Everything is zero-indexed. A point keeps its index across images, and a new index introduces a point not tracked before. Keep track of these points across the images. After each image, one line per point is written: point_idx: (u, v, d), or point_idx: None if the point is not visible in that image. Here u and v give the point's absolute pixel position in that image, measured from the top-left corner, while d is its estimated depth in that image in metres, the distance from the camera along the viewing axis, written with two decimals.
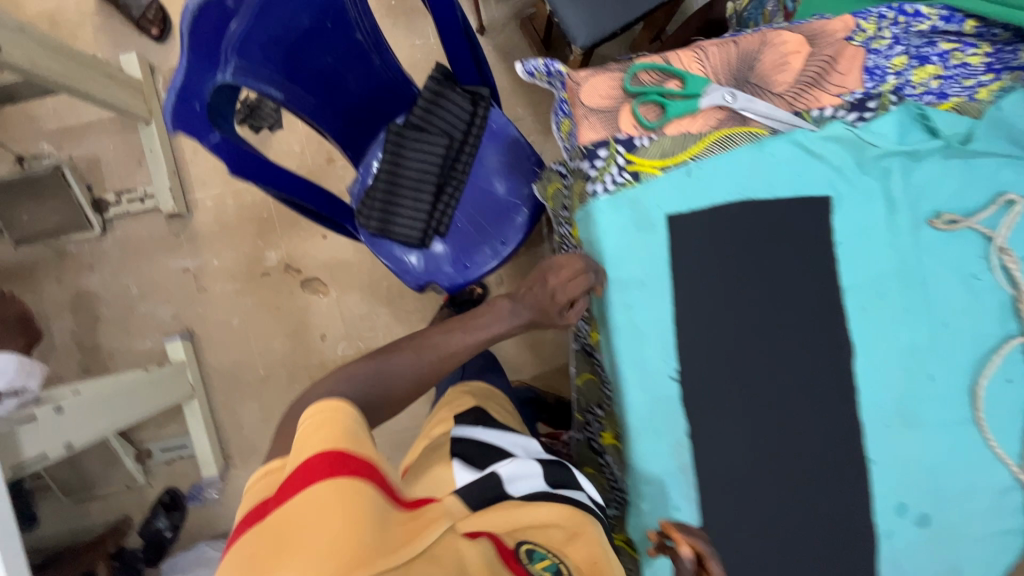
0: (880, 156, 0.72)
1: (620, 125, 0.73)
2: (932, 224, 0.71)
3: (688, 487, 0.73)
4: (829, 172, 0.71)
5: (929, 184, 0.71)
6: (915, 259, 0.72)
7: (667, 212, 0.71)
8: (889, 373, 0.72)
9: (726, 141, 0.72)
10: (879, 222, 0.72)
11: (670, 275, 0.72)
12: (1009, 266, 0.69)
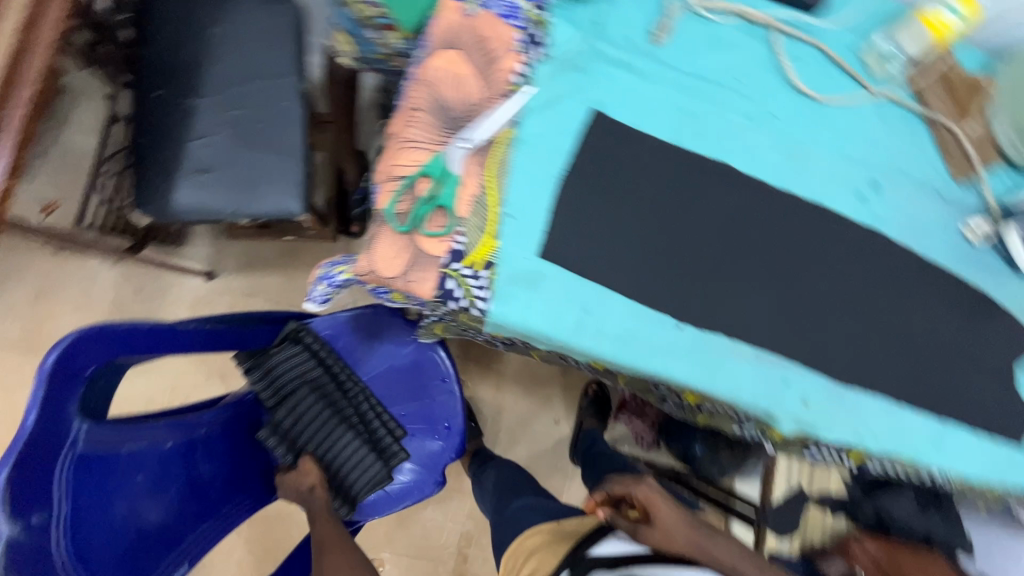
0: (583, 50, 0.74)
1: (436, 255, 0.67)
2: (657, 44, 0.77)
3: (773, 367, 0.77)
4: (575, 99, 0.73)
5: (625, 28, 0.76)
6: (682, 69, 0.78)
7: (539, 251, 0.70)
8: (755, 143, 0.80)
9: (502, 169, 0.70)
10: (638, 82, 0.76)
11: (592, 279, 0.72)
12: (723, 11, 0.80)
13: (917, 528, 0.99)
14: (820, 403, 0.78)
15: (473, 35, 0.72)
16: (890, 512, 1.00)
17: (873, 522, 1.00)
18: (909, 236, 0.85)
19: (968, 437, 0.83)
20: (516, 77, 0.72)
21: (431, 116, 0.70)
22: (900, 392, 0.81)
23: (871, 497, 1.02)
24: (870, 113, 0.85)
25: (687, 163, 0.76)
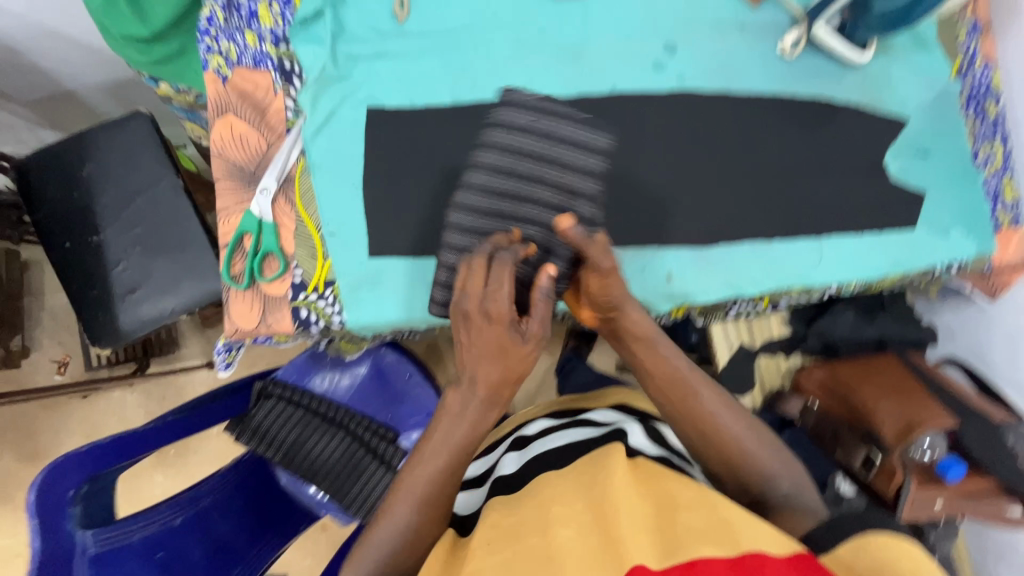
0: (334, 60, 0.78)
1: (281, 294, 0.76)
2: (402, 21, 0.80)
3: (627, 261, 0.81)
4: (347, 106, 0.79)
5: (365, 21, 0.80)
6: (429, 32, 0.81)
7: (368, 253, 0.77)
8: (533, 66, 0.82)
9: (308, 197, 0.77)
10: (398, 64, 0.80)
11: (424, 257, 0.78)
12: None
13: (864, 339, 0.99)
14: (687, 274, 0.82)
15: (235, 94, 0.78)
16: (833, 334, 1.00)
17: (819, 348, 1.02)
18: (726, 78, 0.84)
19: (845, 241, 0.84)
20: (288, 113, 0.78)
21: (231, 180, 0.77)
22: (763, 230, 0.83)
23: (811, 326, 1.01)
24: None
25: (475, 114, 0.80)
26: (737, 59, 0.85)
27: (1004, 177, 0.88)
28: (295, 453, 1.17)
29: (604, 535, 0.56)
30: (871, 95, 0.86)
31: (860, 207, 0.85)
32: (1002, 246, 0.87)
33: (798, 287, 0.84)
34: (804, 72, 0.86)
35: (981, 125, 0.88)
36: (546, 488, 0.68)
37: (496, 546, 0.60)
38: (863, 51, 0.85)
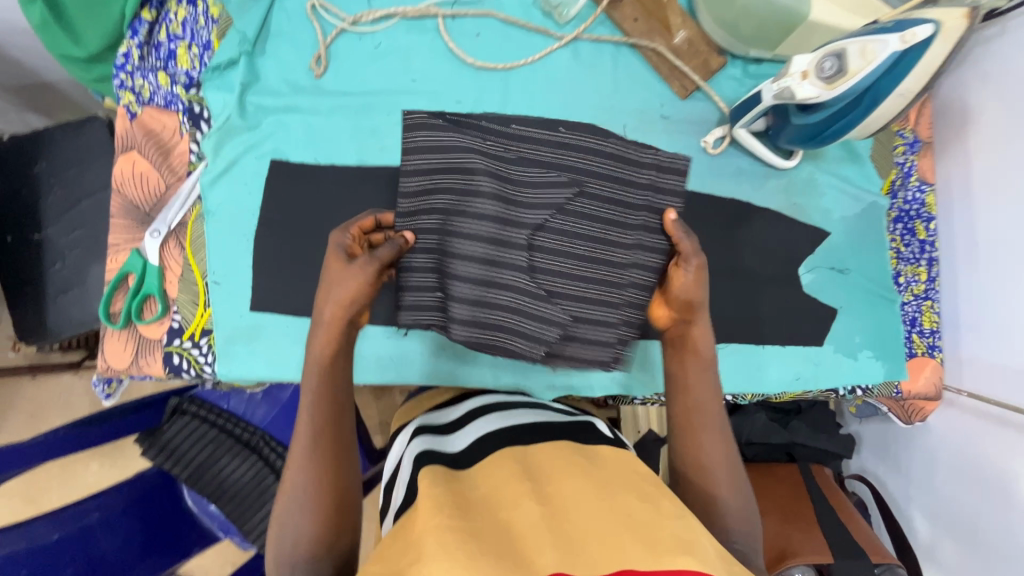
0: (242, 110, 0.78)
1: (157, 337, 0.76)
2: (319, 77, 0.80)
3: None
4: (251, 156, 0.79)
5: (281, 73, 0.80)
6: (345, 91, 0.81)
7: (248, 307, 0.77)
8: None
9: (198, 244, 0.77)
10: (307, 119, 0.79)
11: (307, 318, 0.77)
12: (369, 24, 0.81)
13: (773, 443, 0.96)
14: (572, 365, 0.80)
15: (141, 132, 0.78)
16: (740, 435, 0.96)
17: None
18: None
19: (744, 350, 0.81)
20: (191, 156, 0.79)
21: (125, 218, 0.77)
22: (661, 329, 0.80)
23: None
24: (566, 60, 0.83)
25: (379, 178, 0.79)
26: (658, 151, 0.83)
27: (923, 304, 0.85)
28: (203, 472, 1.15)
29: (582, 526, 0.48)
30: (793, 202, 0.83)
31: (766, 315, 0.82)
32: (913, 376, 0.83)
33: None
34: (728, 170, 0.83)
35: (906, 246, 0.85)
36: (517, 471, 0.58)
37: (462, 513, 0.51)
38: (788, 159, 0.82)
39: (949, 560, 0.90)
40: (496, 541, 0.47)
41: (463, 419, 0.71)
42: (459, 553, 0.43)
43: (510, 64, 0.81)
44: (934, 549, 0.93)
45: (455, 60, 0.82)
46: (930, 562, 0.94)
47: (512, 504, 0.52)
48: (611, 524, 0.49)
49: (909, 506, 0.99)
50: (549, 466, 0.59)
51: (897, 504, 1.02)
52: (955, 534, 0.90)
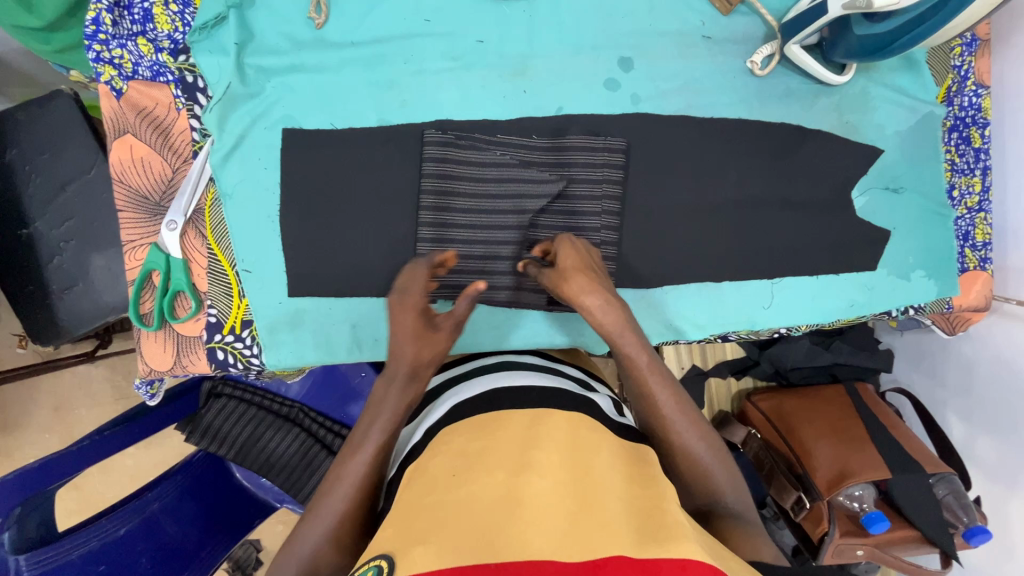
0: (242, 75, 0.70)
1: (195, 335, 0.72)
2: (320, 27, 0.71)
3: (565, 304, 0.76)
4: (260, 128, 0.71)
5: (275, 25, 0.70)
6: (352, 42, 0.72)
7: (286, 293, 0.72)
8: (467, 86, 0.73)
9: (220, 231, 0.72)
10: (316, 79, 0.71)
11: (351, 298, 0.73)
12: None
13: (816, 367, 0.96)
14: None
15: (133, 111, 0.70)
16: (785, 362, 0.96)
17: (770, 374, 1.00)
18: (687, 99, 0.76)
19: (799, 283, 0.79)
20: (194, 135, 0.71)
21: (135, 211, 0.71)
22: (714, 271, 0.78)
23: (764, 352, 0.98)
24: None
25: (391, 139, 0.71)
26: (699, 77, 0.76)
27: (977, 216, 0.82)
28: (248, 449, 1.14)
29: (588, 503, 0.46)
30: (845, 121, 0.78)
31: (822, 244, 0.79)
32: (964, 290, 0.83)
33: (744, 330, 0.79)
34: (777, 91, 0.77)
35: (960, 157, 0.82)
36: (524, 429, 0.55)
37: (453, 484, 0.48)
38: (842, 73, 0.75)
39: (989, 459, 0.95)
40: (495, 512, 0.44)
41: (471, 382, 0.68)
42: (443, 543, 0.41)
43: None
44: (973, 449, 0.98)
45: None
46: (968, 461, 0.99)
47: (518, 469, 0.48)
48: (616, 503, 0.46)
49: (947, 412, 1.03)
50: (555, 423, 0.56)
51: (933, 411, 1.06)
52: (996, 435, 0.94)
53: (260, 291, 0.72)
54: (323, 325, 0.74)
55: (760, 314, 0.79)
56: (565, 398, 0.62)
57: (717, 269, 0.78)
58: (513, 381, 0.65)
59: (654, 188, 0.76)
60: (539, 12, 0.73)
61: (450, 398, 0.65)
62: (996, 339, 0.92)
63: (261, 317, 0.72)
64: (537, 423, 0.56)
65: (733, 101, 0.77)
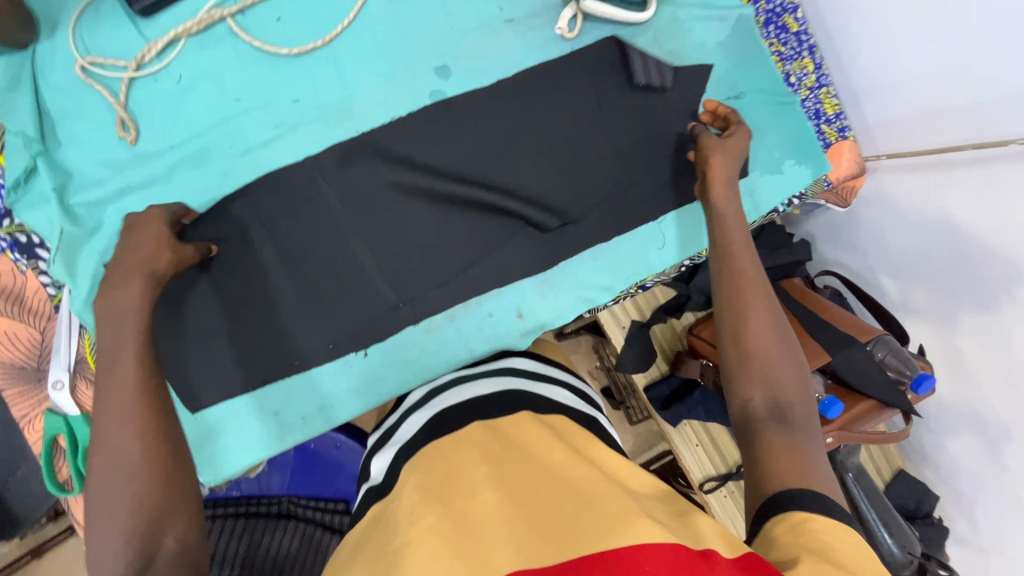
0: (72, 217, 0.68)
1: None
2: (135, 143, 0.70)
3: (474, 309, 0.77)
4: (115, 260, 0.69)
5: (91, 157, 0.69)
6: (175, 145, 0.71)
7: (190, 411, 0.71)
8: (301, 144, 0.73)
9: None
10: (151, 194, 0.70)
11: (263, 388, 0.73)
12: (157, 62, 0.70)
13: None
14: (535, 305, 0.79)
15: None
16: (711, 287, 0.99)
17: (705, 302, 1.01)
18: (517, 84, 0.77)
19: (682, 215, 0.82)
20: (49, 290, 0.69)
21: (19, 384, 0.70)
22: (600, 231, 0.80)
23: (691, 285, 0.99)
24: (388, 8, 0.75)
25: (382, 198, 0.73)
26: (517, 58, 0.77)
27: (821, 93, 0.86)
28: (251, 560, 1.09)
29: (546, 509, 0.49)
30: (668, 51, 0.81)
31: (689, 168, 0.81)
32: (835, 162, 0.86)
33: (651, 274, 0.82)
34: (592, 45, 0.79)
35: (786, 46, 0.85)
36: (482, 446, 0.56)
37: (411, 517, 0.50)
38: (644, 10, 0.78)
39: (924, 307, 0.99)
40: (454, 535, 0.46)
41: (406, 416, 0.69)
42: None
43: (335, 30, 0.72)
44: (909, 301, 1.02)
45: (267, 53, 0.72)
46: (906, 314, 1.04)
47: (474, 491, 0.51)
48: (569, 506, 0.49)
49: (875, 275, 1.06)
50: (508, 432, 0.59)
51: (865, 285, 1.10)
52: (923, 280, 0.98)
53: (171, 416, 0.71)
54: (246, 426, 0.73)
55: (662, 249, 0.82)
56: (518, 398, 0.64)
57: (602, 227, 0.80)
58: (452, 401, 0.66)
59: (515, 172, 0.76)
60: (343, 46, 0.73)
61: (403, 432, 0.65)
62: (892, 194, 0.97)
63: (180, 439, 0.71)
64: (490, 436, 0.58)
65: (557, 65, 0.78)
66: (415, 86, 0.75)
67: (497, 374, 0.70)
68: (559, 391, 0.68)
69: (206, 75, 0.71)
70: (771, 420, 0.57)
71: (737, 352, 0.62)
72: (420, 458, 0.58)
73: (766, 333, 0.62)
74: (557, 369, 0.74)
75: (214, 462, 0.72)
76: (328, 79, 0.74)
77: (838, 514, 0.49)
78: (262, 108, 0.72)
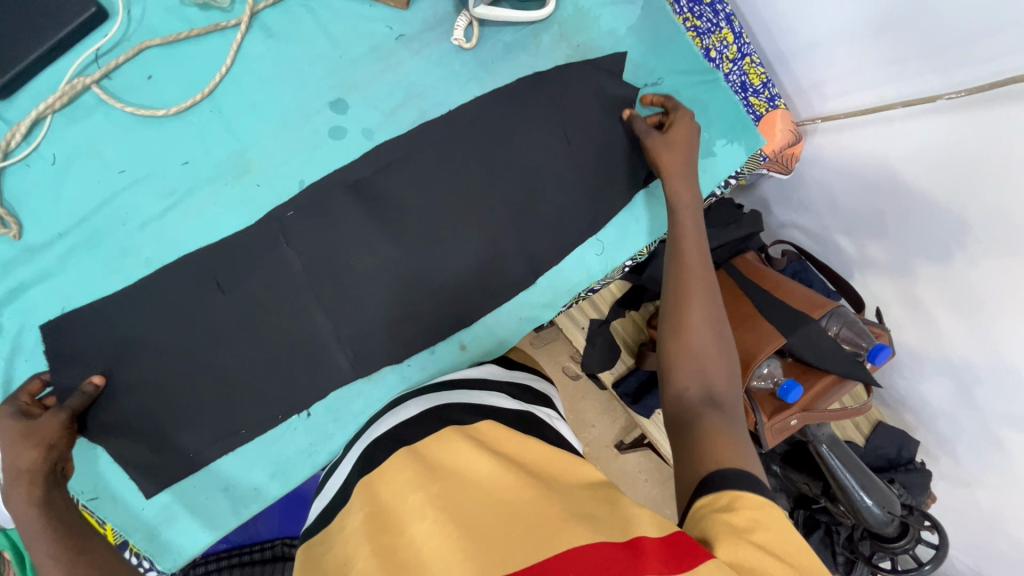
0: None
1: None
2: (19, 237, 0.65)
3: (415, 349, 0.75)
4: (21, 362, 0.65)
5: None
6: (62, 232, 0.66)
7: (139, 504, 0.69)
8: (199, 209, 0.68)
9: None
10: (47, 287, 0.66)
11: (211, 463, 0.71)
12: (23, 144, 0.65)
13: None
14: (478, 336, 0.77)
15: None
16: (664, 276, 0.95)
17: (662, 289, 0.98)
18: (421, 106, 0.72)
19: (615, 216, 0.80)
20: None
21: None
22: (531, 249, 0.76)
23: (643, 275, 0.95)
24: (266, 46, 0.69)
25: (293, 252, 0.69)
26: (410, 78, 0.72)
27: (745, 64, 0.84)
28: None
29: (475, 520, 0.44)
30: (577, 45, 0.76)
31: (618, 168, 0.78)
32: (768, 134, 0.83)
33: (593, 282, 0.81)
34: (495, 50, 0.74)
35: (701, 20, 0.82)
36: (409, 471, 0.49)
37: (339, 563, 0.44)
38: (544, 7, 0.72)
39: (879, 264, 0.97)
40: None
41: (345, 453, 0.66)
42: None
43: (216, 80, 0.67)
44: (864, 258, 1.00)
45: (146, 118, 0.67)
46: (863, 272, 1.02)
47: (404, 523, 0.45)
48: (499, 514, 0.45)
49: (828, 236, 1.04)
50: (432, 451, 0.52)
51: (819, 247, 1.08)
52: (874, 236, 0.95)
53: (122, 508, 0.69)
54: (202, 502, 0.71)
55: (602, 253, 0.80)
56: (440, 412, 0.59)
57: (532, 242, 0.76)
58: (382, 425, 0.62)
59: (431, 203, 0.71)
60: (227, 98, 0.69)
61: (339, 472, 0.61)
62: (833, 154, 0.94)
63: (133, 528, 0.69)
64: (414, 459, 0.51)
65: (458, 80, 0.73)
66: (310, 129, 0.70)
67: (431, 389, 0.67)
68: (495, 392, 0.65)
69: (80, 149, 0.66)
70: (706, 407, 0.56)
71: (676, 343, 0.61)
72: (352, 503, 0.50)
73: (706, 332, 0.62)
74: (500, 371, 0.72)
75: (174, 544, 0.70)
76: (215, 133, 0.69)
77: (762, 494, 0.47)
78: (148, 174, 0.67)
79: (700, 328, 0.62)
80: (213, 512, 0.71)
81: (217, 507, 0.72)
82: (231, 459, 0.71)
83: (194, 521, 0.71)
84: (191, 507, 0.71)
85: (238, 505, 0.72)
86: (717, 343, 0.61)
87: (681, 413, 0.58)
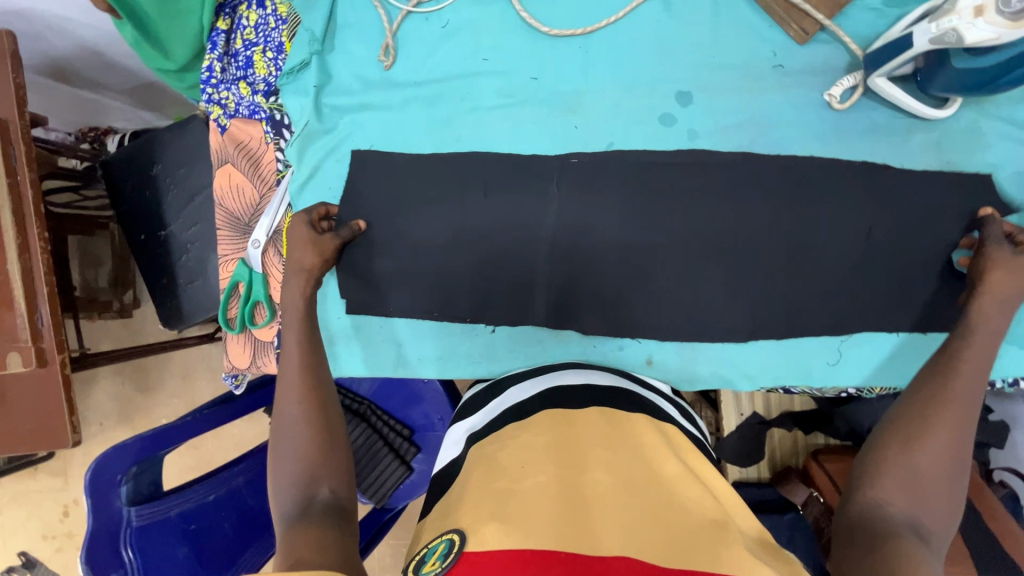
0: (319, 113, 0.77)
1: (269, 340, 0.82)
2: (389, 68, 0.77)
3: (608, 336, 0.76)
4: (334, 159, 0.78)
5: (352, 67, 0.78)
6: (418, 81, 0.77)
7: (336, 312, 0.80)
8: (523, 119, 0.75)
9: None
10: (382, 115, 0.77)
11: (402, 317, 0.79)
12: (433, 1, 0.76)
13: None
14: (668, 359, 0.75)
15: (233, 145, 0.81)
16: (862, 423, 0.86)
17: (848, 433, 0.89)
18: (756, 135, 0.71)
19: (872, 336, 0.72)
20: (279, 165, 0.81)
21: (229, 230, 0.83)
22: (769, 319, 0.73)
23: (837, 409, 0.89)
24: (656, 16, 0.73)
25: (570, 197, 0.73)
26: (763, 106, 0.71)
27: None
28: None
29: (653, 504, 0.47)
30: (946, 160, 0.69)
31: (908, 297, 0.70)
32: None
33: (806, 384, 0.74)
34: (860, 124, 0.70)
35: None
36: (598, 429, 0.56)
37: (521, 469, 0.51)
38: (943, 108, 0.67)
39: None
40: (564, 501, 0.47)
41: (515, 382, 0.70)
42: (523, 527, 0.44)
43: (603, 23, 0.72)
44: None
45: (530, 27, 0.74)
46: None
47: (586, 467, 0.51)
48: (674, 511, 0.47)
49: None
50: (622, 425, 0.57)
51: None
52: None
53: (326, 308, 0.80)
54: (378, 340, 0.80)
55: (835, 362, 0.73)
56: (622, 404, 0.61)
57: (774, 314, 0.72)
58: (562, 382, 0.65)
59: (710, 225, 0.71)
60: (600, 43, 0.73)
61: (510, 396, 0.66)
62: None
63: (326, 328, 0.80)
64: (607, 422, 0.57)
65: (807, 131, 0.70)
66: (649, 103, 0.73)
67: (614, 377, 0.68)
68: (675, 418, 0.65)
69: (469, 25, 0.75)
70: (906, 530, 0.50)
71: (897, 456, 0.54)
72: (534, 419, 0.58)
73: (936, 461, 0.54)
74: (679, 404, 0.70)
75: (342, 359, 0.80)
76: (572, 65, 0.74)
77: None
78: (503, 70, 0.75)
79: (935, 456, 0.54)
80: (380, 354, 0.80)
81: (385, 352, 0.80)
82: (416, 324, 0.79)
83: (365, 352, 0.80)
84: (369, 340, 0.80)
85: (399, 361, 0.80)
86: (948, 477, 0.53)
87: (869, 524, 0.52)
